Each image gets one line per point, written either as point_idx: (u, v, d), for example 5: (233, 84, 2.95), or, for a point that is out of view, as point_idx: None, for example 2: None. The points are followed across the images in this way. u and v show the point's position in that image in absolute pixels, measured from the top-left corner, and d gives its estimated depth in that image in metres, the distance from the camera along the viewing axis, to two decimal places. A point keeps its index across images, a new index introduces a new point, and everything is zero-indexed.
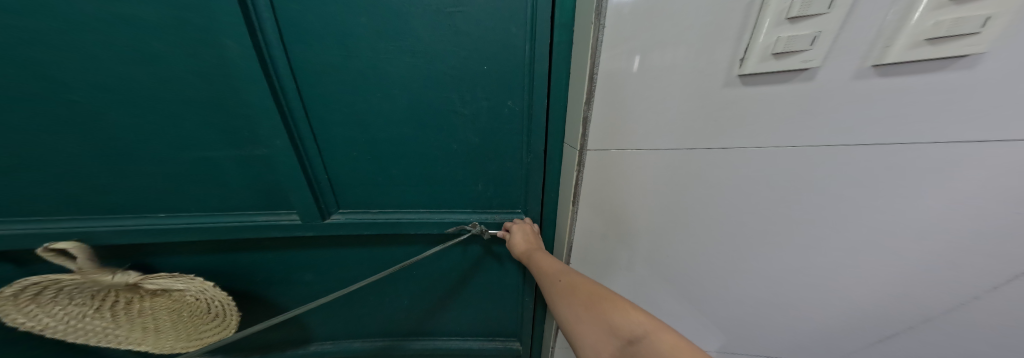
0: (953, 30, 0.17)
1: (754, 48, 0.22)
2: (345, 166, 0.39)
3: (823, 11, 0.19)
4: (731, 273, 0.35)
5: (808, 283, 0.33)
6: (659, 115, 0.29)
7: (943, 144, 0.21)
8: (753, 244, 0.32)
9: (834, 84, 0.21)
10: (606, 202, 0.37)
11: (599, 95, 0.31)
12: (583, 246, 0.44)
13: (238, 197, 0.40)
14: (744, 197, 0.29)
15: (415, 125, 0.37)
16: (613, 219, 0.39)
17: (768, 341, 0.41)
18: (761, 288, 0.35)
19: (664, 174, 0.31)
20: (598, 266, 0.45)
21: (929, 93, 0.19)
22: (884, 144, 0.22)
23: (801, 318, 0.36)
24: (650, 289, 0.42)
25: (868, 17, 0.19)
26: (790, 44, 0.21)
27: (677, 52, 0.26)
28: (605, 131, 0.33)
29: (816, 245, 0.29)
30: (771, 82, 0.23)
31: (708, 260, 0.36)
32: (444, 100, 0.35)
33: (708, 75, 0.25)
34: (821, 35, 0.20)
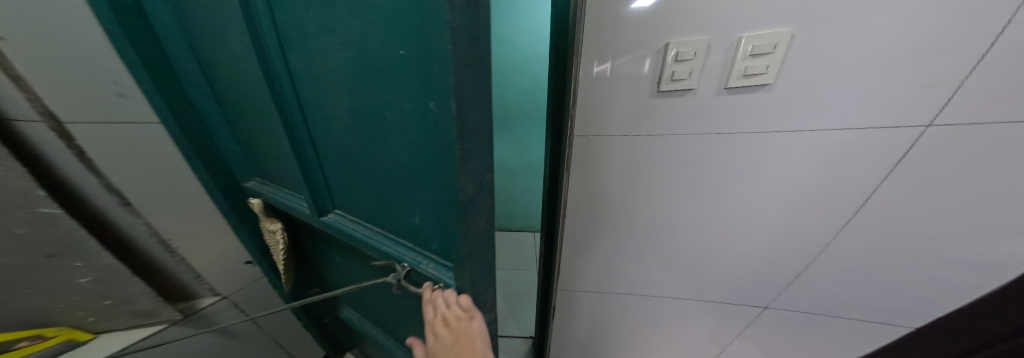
0: (753, 72, 0.32)
1: (659, 75, 0.36)
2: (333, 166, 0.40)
3: (691, 58, 0.34)
4: (676, 229, 0.49)
5: (726, 229, 0.46)
6: (646, 112, 0.39)
7: (763, 133, 0.37)
8: (684, 205, 0.46)
9: (707, 99, 0.36)
10: (586, 180, 0.48)
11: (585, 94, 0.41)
12: (601, 216, 0.52)
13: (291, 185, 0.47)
14: (671, 170, 0.43)
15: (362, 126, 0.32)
16: (592, 196, 0.50)
17: (705, 279, 0.54)
18: (699, 238, 0.48)
19: (622, 155, 0.44)
20: (611, 231, 0.53)
21: (760, 102, 0.35)
22: (738, 133, 0.37)
23: (726, 258, 0.50)
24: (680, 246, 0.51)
25: (719, 59, 0.33)
26: (679, 75, 0.35)
27: (632, 64, 0.37)
28: (586, 124, 0.43)
29: (722, 200, 0.43)
30: (675, 96, 0.37)
31: (657, 221, 0.49)
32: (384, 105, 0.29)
33: (641, 93, 0.38)
34: (693, 71, 0.34)
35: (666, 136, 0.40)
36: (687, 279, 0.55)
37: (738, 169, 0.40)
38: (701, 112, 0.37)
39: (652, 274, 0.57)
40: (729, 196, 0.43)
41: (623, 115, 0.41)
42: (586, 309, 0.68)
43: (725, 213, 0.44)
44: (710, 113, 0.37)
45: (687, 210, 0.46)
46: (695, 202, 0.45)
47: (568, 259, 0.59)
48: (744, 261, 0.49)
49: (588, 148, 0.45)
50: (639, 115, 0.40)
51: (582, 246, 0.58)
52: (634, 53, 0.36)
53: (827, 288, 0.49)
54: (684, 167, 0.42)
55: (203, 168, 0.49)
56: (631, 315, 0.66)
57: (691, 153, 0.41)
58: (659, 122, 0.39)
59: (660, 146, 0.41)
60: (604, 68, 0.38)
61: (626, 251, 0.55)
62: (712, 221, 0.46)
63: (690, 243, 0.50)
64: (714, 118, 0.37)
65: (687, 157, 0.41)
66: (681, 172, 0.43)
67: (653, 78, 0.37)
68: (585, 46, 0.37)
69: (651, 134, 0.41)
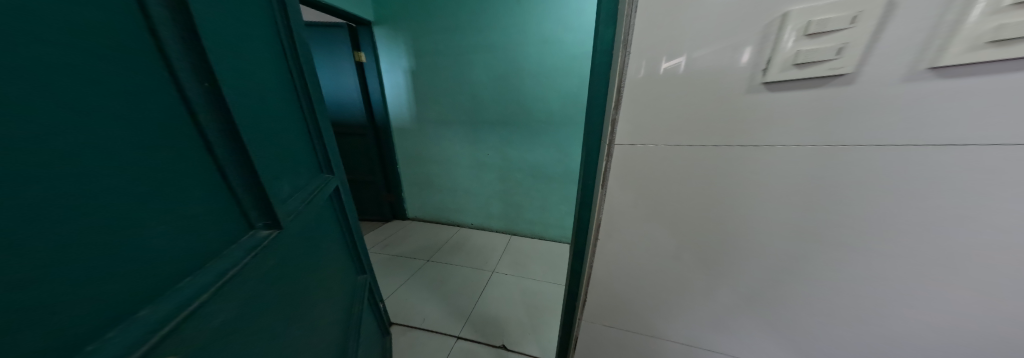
0: (1011, 35, 0.28)
1: (777, 58, 0.36)
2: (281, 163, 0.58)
3: (846, 26, 0.32)
4: (736, 233, 0.49)
5: (793, 231, 0.45)
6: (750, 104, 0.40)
7: (826, 146, 0.39)
8: (740, 210, 0.47)
9: (874, 84, 0.34)
10: (632, 187, 0.52)
11: (663, 92, 0.44)
12: (670, 220, 0.52)
13: (298, 173, 0.66)
14: (725, 178, 0.45)
15: (221, 132, 0.42)
16: (654, 200, 0.51)
17: (761, 287, 0.52)
18: (756, 240, 0.48)
19: (671, 164, 0.48)
20: (691, 233, 0.52)
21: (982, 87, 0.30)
22: (800, 144, 0.40)
23: (794, 263, 0.48)
24: (782, 255, 0.48)
25: (892, 22, 0.31)
26: (811, 54, 0.34)
27: (707, 56, 0.39)
28: (638, 129, 0.48)
29: (782, 203, 0.44)
30: (744, 98, 0.40)
31: (710, 224, 0.49)
32: (218, 116, 0.42)
33: (732, 83, 0.40)
34: (846, 45, 0.33)
35: (720, 148, 0.44)
36: (743, 286, 0.53)
37: (794, 179, 0.42)
38: (763, 124, 0.40)
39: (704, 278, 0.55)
40: (794, 198, 0.43)
41: (676, 120, 0.45)
42: (628, 313, 0.66)
43: (787, 216, 0.45)
44: (776, 118, 0.40)
45: (744, 213, 0.47)
46: (749, 207, 0.46)
47: (638, 257, 0.58)
48: (813, 268, 0.47)
49: (639, 156, 0.49)
50: (696, 124, 0.44)
51: (658, 251, 0.56)
52: (712, 47, 0.39)
53: (921, 311, 0.43)
54: (742, 174, 0.44)
55: (265, 153, 0.52)
56: (678, 326, 0.63)
57: (746, 162, 0.43)
58: (718, 135, 0.43)
59: (715, 159, 0.45)
60: (668, 64, 0.42)
61: (672, 252, 0.55)
62: (773, 222, 0.46)
63: (748, 247, 0.49)
64: (781, 126, 0.40)
65: (740, 167, 0.44)
66: (738, 178, 0.45)
67: (759, 67, 0.37)
68: (635, 41, 0.43)
69: (702, 144, 0.45)
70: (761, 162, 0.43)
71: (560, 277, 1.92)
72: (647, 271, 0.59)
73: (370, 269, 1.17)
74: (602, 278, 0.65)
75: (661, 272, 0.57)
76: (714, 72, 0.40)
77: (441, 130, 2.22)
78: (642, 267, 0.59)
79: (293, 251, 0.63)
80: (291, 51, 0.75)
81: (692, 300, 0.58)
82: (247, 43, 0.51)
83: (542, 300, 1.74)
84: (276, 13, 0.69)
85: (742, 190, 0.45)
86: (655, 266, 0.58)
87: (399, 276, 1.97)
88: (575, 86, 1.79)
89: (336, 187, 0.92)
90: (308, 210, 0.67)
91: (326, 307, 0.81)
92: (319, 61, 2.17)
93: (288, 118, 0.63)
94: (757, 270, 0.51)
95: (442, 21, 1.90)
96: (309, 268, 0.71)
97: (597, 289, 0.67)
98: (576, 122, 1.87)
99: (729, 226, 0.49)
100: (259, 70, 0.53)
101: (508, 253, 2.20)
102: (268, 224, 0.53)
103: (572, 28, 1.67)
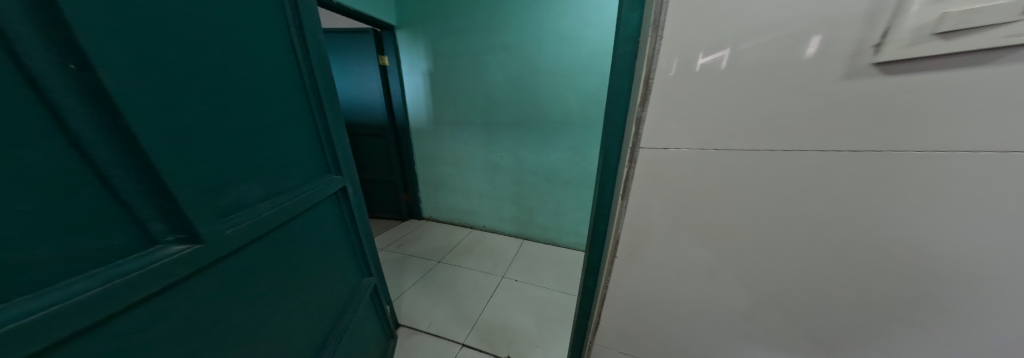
0: None
1: (904, 29, 0.27)
2: (231, 170, 0.56)
3: None
4: (781, 249, 0.42)
5: (853, 250, 0.39)
6: (815, 104, 0.33)
7: (905, 152, 0.32)
8: (788, 224, 0.40)
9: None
10: (657, 198, 0.46)
11: (703, 92, 0.37)
12: (705, 236, 0.46)
13: (272, 179, 0.66)
14: (773, 188, 0.39)
15: (105, 137, 0.38)
16: (687, 214, 0.45)
17: (805, 311, 0.45)
18: (806, 258, 0.42)
19: (707, 172, 0.41)
20: (729, 250, 0.45)
21: None
22: (871, 150, 0.33)
23: (850, 286, 0.41)
24: (841, 278, 0.41)
25: None
26: (967, 17, 0.25)
27: (756, 49, 0.33)
28: (666, 133, 0.41)
29: (842, 218, 0.37)
30: (803, 95, 0.33)
31: (748, 239, 0.43)
32: (97, 119, 0.38)
33: (790, 78, 0.33)
34: None
35: (768, 153, 0.37)
36: (791, 311, 0.46)
37: (862, 190, 0.35)
38: (825, 125, 0.34)
39: (737, 298, 0.49)
40: (860, 212, 0.36)
41: (713, 123, 0.38)
42: (647, 333, 0.60)
43: (847, 232, 0.38)
44: (842, 119, 0.33)
45: (792, 228, 0.40)
46: (800, 221, 0.39)
47: (665, 275, 0.52)
48: (872, 292, 0.40)
49: (667, 165, 0.43)
50: (737, 128, 0.37)
51: (689, 270, 0.50)
52: (759, 39, 0.32)
53: (1007, 346, 0.37)
54: (796, 184, 0.37)
55: (190, 156, 0.48)
56: (705, 350, 0.56)
57: (803, 170, 0.37)
58: (769, 138, 0.36)
59: (763, 166, 0.38)
60: (708, 59, 0.36)
61: (702, 269, 0.49)
62: (829, 240, 0.39)
63: (795, 265, 0.43)
64: (849, 128, 0.33)
65: (793, 175, 0.37)
66: (789, 188, 0.38)
67: (829, 58, 0.31)
68: (668, 29, 0.36)
69: (748, 149, 0.38)
70: (824, 174, 0.36)
71: (573, 288, 1.82)
72: (675, 291, 0.53)
73: (377, 271, 1.15)
74: (620, 296, 0.58)
75: (692, 291, 0.51)
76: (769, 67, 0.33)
77: (455, 130, 2.20)
78: (669, 286, 0.53)
79: (246, 257, 0.60)
80: (302, 50, 0.74)
81: (727, 324, 0.52)
82: (186, 39, 0.48)
83: (552, 311, 1.65)
84: (287, 12, 0.69)
85: (797, 205, 0.39)
86: (684, 286, 0.51)
87: (410, 276, 1.96)
88: (595, 85, 1.70)
89: (344, 188, 0.90)
90: (274, 216, 0.64)
91: (304, 312, 0.78)
92: (341, 64, 2.23)
93: (255, 120, 0.61)
94: (808, 294, 0.44)
95: (459, 21, 1.87)
96: (277, 274, 0.68)
97: (613, 307, 0.61)
98: (595, 124, 1.79)
99: (777, 244, 0.42)
100: (205, 69, 0.51)
101: (519, 259, 2.13)
102: (183, 238, 0.48)
103: (594, 25, 1.59)
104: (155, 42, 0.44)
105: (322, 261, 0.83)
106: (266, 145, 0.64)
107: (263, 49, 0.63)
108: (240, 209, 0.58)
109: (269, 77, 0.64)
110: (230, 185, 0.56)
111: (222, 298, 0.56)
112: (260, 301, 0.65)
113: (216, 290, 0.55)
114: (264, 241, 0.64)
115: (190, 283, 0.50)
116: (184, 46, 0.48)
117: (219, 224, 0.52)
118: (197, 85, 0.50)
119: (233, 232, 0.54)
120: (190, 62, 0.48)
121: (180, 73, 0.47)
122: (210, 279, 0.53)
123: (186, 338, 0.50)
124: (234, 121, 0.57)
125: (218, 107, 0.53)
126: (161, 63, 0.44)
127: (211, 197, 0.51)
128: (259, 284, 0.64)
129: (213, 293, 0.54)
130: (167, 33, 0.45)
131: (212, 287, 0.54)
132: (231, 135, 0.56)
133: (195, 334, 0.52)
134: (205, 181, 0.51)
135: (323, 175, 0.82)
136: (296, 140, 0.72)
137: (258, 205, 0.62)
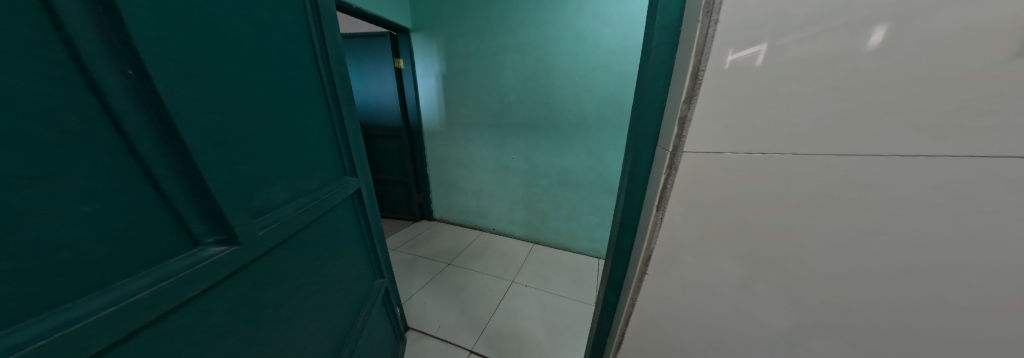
0: None
1: None
2: (261, 171, 0.55)
3: None
4: (838, 263, 0.38)
5: (925, 264, 0.34)
6: (886, 102, 0.30)
7: (994, 157, 0.28)
8: (848, 235, 0.36)
9: None
10: (694, 208, 0.42)
11: (750, 91, 0.34)
12: (745, 249, 0.42)
13: (298, 180, 0.65)
14: (832, 195, 0.35)
15: (155, 138, 0.38)
16: (727, 225, 0.42)
17: (861, 330, 0.41)
18: (869, 274, 0.37)
19: (755, 177, 0.37)
20: (772, 265, 0.42)
21: None
22: (953, 156, 0.29)
23: (916, 309, 0.37)
24: (903, 300, 0.37)
25: None
26: None
27: (797, 44, 0.31)
28: (709, 134, 0.38)
29: (914, 229, 0.33)
30: (874, 90, 0.30)
31: (800, 250, 0.39)
32: (149, 120, 0.37)
33: (859, 71, 0.29)
34: None
35: (828, 157, 0.33)
36: (842, 334, 0.42)
37: (940, 200, 0.31)
38: (901, 124, 0.30)
39: (783, 315, 0.44)
40: (937, 224, 0.32)
41: (763, 124, 0.35)
42: (676, 353, 0.55)
43: (919, 244, 0.34)
44: (920, 119, 0.29)
45: (852, 239, 0.36)
46: (861, 234, 0.35)
47: (699, 292, 0.48)
48: (943, 311, 0.36)
49: (707, 172, 0.40)
50: (791, 130, 0.34)
51: (725, 286, 0.46)
52: (804, 32, 0.30)
53: None
54: (859, 191, 0.34)
55: (228, 156, 0.48)
56: None
57: (871, 177, 0.32)
58: (830, 139, 0.33)
59: (821, 171, 0.34)
60: (740, 57, 0.34)
61: (743, 283, 0.45)
62: (896, 253, 0.35)
63: (855, 280, 0.38)
64: (928, 129, 0.29)
65: (856, 181, 0.33)
66: (852, 196, 0.34)
67: (898, 51, 0.28)
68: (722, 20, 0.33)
69: (803, 153, 0.34)
70: (891, 184, 0.32)
71: (586, 296, 1.75)
72: (708, 308, 0.49)
73: (388, 274, 1.14)
74: (646, 311, 0.54)
75: (729, 310, 0.47)
76: (834, 59, 0.30)
77: (468, 131, 2.19)
78: (702, 303, 0.49)
79: (273, 257, 0.59)
80: (320, 49, 0.72)
81: (767, 345, 0.47)
82: (229, 39, 0.48)
83: (564, 319, 1.59)
84: (309, 14, 0.68)
85: (856, 217, 0.35)
86: (720, 304, 0.48)
87: (420, 278, 1.96)
88: (612, 86, 1.64)
89: (358, 189, 0.89)
90: (299, 216, 0.63)
91: (322, 315, 0.77)
92: (359, 66, 2.27)
93: (283, 120, 0.60)
94: (864, 315, 0.40)
95: (474, 21, 1.86)
96: (299, 275, 0.67)
97: (639, 323, 0.56)
98: (612, 125, 1.73)
99: (830, 259, 0.38)
100: (242, 68, 0.50)
101: (530, 263, 2.08)
102: (221, 239, 0.47)
103: (612, 22, 1.54)
104: (202, 42, 0.44)
105: (339, 263, 0.82)
106: (292, 145, 0.63)
107: (291, 50, 0.63)
108: (268, 210, 0.56)
109: (297, 79, 0.64)
110: (262, 185, 0.55)
111: (253, 298, 0.55)
112: (284, 302, 0.63)
113: (248, 290, 0.54)
114: (288, 242, 0.62)
115: (227, 282, 0.49)
116: (226, 45, 0.47)
117: (253, 224, 0.51)
118: (236, 85, 0.49)
119: (264, 232, 0.54)
120: (230, 62, 0.48)
121: (222, 74, 0.47)
122: (242, 279, 0.52)
123: (220, 337, 0.50)
124: (266, 121, 0.56)
125: (254, 106, 0.53)
126: (206, 62, 0.44)
127: (246, 198, 0.51)
128: (284, 285, 0.63)
129: (245, 292, 0.53)
130: (215, 34, 0.45)
131: (243, 287, 0.53)
132: (263, 134, 0.56)
133: (229, 332, 0.51)
134: (240, 182, 0.50)
135: (340, 176, 0.81)
136: (318, 140, 0.72)
137: (286, 206, 0.61)
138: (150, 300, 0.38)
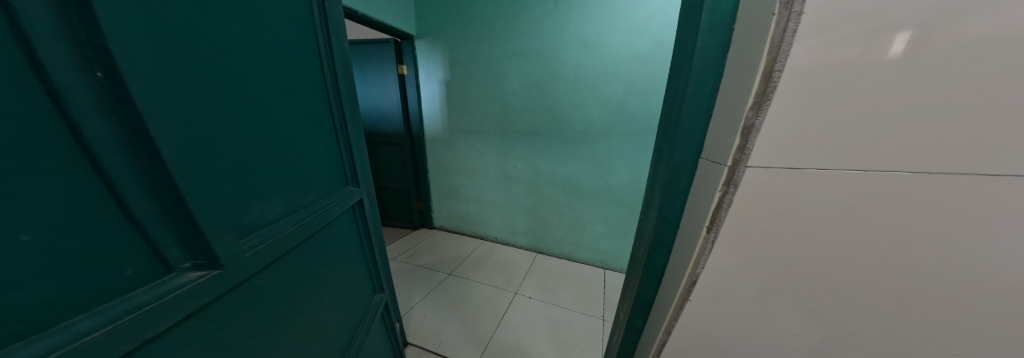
0: None
1: None
2: (254, 186, 0.51)
3: None
4: (924, 293, 0.33)
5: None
6: (990, 116, 0.26)
7: None
8: (937, 264, 0.31)
9: None
10: (746, 232, 0.37)
11: (831, 100, 0.29)
12: (805, 281, 0.37)
13: (295, 193, 0.60)
14: (920, 221, 0.30)
15: (124, 150, 0.33)
16: (784, 253, 0.36)
17: None
18: (954, 307, 0.32)
19: (830, 197, 0.32)
20: (836, 298, 0.36)
21: None
22: None
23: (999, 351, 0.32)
24: (982, 340, 0.33)
25: None
26: None
27: (828, 50, 0.28)
28: (782, 147, 0.32)
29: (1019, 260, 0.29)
30: (989, 96, 0.25)
31: (875, 282, 0.34)
32: (119, 132, 0.33)
33: (974, 73, 0.25)
34: None
35: (917, 179, 0.29)
36: None
37: None
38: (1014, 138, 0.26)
39: (848, 353, 0.39)
40: None
41: (848, 137, 0.29)
42: None
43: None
44: None
45: (945, 268, 0.31)
46: (944, 267, 0.31)
47: (746, 326, 0.42)
48: None
49: (769, 193, 0.34)
50: (876, 145, 0.29)
51: (778, 320, 0.41)
52: (862, 35, 0.26)
53: None
54: (957, 214, 0.29)
55: (211, 171, 0.43)
56: None
57: (977, 198, 0.28)
58: (929, 154, 0.28)
59: (919, 190, 0.29)
60: (802, 60, 0.29)
61: (806, 316, 0.39)
62: (998, 285, 0.30)
63: (937, 314, 0.33)
64: None
65: (947, 207, 0.29)
66: (952, 219, 0.29)
67: (1004, 61, 0.24)
68: (808, 14, 0.28)
69: (900, 171, 0.29)
70: (988, 212, 0.28)
71: (593, 310, 1.69)
72: (755, 343, 0.43)
73: (388, 287, 1.08)
74: (683, 344, 0.48)
75: (781, 346, 0.42)
76: (930, 62, 0.26)
77: (471, 138, 2.15)
78: (749, 337, 0.43)
79: (262, 278, 0.54)
80: (327, 52, 0.69)
81: None
82: (218, 40, 0.43)
83: (570, 335, 1.52)
84: (315, 17, 0.65)
85: (943, 248, 0.30)
86: (771, 339, 0.42)
87: (420, 290, 1.88)
88: (619, 94, 1.62)
89: (360, 200, 0.84)
90: (293, 232, 0.58)
91: (316, 338, 0.71)
92: (363, 72, 2.25)
93: (276, 128, 0.55)
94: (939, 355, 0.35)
95: (479, 27, 1.85)
96: (289, 297, 0.61)
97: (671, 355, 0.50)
98: (618, 134, 1.70)
99: (905, 293, 0.33)
100: (234, 73, 0.46)
101: (534, 275, 2.02)
102: (200, 264, 0.42)
103: (619, 30, 1.52)
104: (188, 42, 0.39)
105: (337, 280, 0.77)
106: (288, 155, 0.58)
107: (292, 53, 0.58)
108: (256, 229, 0.51)
109: (296, 85, 0.59)
110: (249, 199, 0.50)
111: (238, 324, 0.50)
112: (273, 327, 0.58)
113: (232, 316, 0.49)
114: (279, 260, 0.57)
115: (208, 308, 0.44)
116: (217, 46, 0.43)
117: (239, 245, 0.47)
118: (226, 89, 0.45)
119: (250, 255, 0.48)
120: (220, 64, 0.44)
121: (210, 77, 0.42)
122: (225, 304, 0.47)
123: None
124: (258, 129, 0.51)
125: (246, 113, 0.48)
126: (190, 65, 0.40)
127: (229, 215, 0.45)
128: (273, 308, 0.57)
129: (227, 319, 0.48)
130: (203, 33, 0.41)
131: (225, 313, 0.47)
132: (255, 143, 0.51)
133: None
134: (222, 196, 0.44)
135: (341, 187, 0.76)
136: (319, 150, 0.67)
137: (278, 222, 0.56)
138: (112, 337, 0.33)
